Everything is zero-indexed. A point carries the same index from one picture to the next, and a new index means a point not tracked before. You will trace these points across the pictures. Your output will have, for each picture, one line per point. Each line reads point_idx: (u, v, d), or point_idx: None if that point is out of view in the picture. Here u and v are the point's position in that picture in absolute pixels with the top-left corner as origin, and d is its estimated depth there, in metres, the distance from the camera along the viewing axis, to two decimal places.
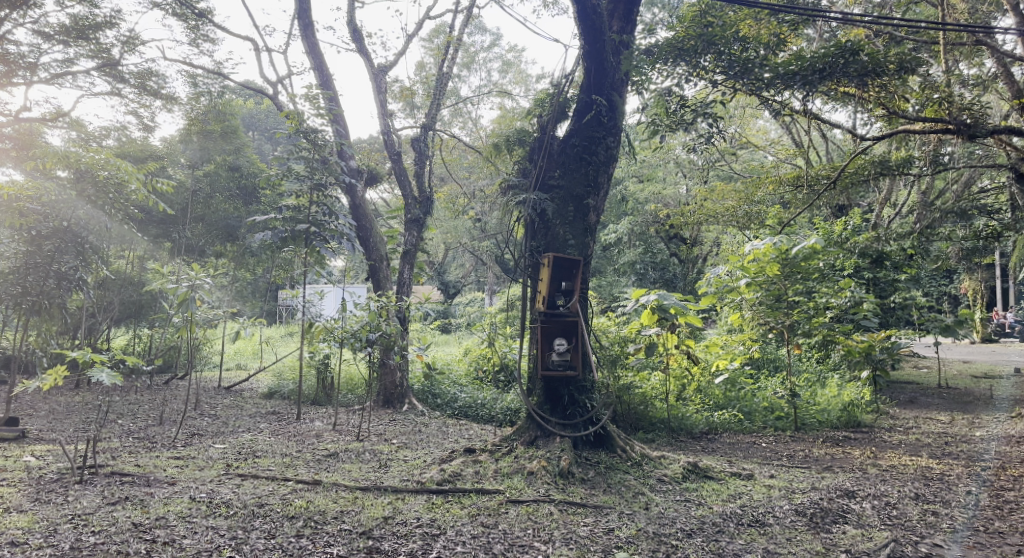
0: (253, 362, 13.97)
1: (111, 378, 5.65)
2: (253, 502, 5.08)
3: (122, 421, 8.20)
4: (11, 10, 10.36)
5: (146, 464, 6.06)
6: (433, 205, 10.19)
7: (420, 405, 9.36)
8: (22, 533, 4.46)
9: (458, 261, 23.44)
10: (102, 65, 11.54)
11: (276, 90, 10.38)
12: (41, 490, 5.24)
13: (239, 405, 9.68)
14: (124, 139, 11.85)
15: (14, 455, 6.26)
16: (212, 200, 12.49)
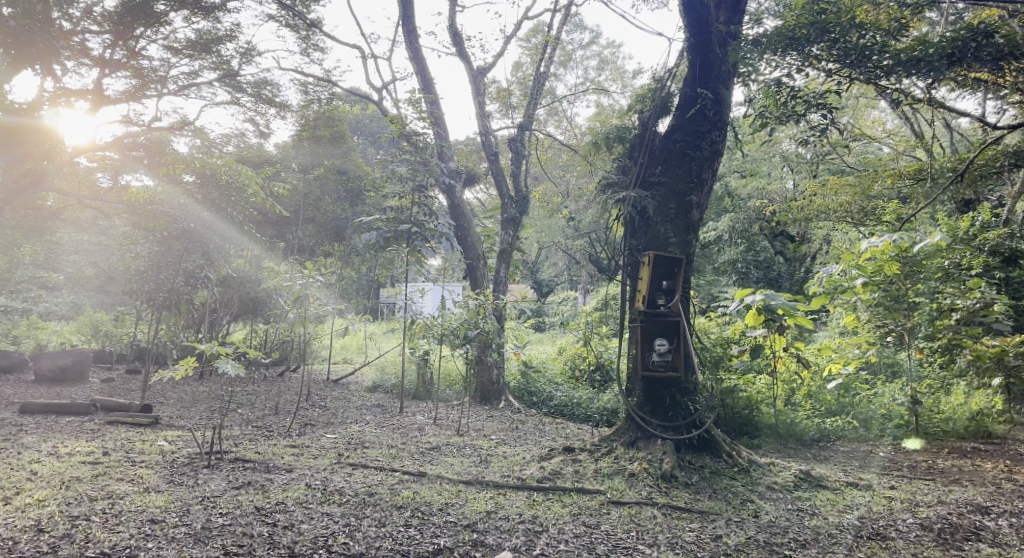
0: (357, 357, 14.49)
1: (235, 369, 6.06)
2: (363, 491, 5.29)
3: (241, 410, 8.71)
4: (146, 27, 11.26)
5: (266, 451, 6.43)
6: (530, 205, 10.23)
7: (517, 403, 9.41)
8: (160, 511, 4.83)
9: (553, 261, 23.53)
10: (224, 75, 12.35)
11: (381, 95, 10.74)
12: (175, 472, 5.65)
13: (346, 398, 10.08)
14: (243, 145, 12.63)
15: (150, 439, 6.80)
16: (322, 202, 13.24)
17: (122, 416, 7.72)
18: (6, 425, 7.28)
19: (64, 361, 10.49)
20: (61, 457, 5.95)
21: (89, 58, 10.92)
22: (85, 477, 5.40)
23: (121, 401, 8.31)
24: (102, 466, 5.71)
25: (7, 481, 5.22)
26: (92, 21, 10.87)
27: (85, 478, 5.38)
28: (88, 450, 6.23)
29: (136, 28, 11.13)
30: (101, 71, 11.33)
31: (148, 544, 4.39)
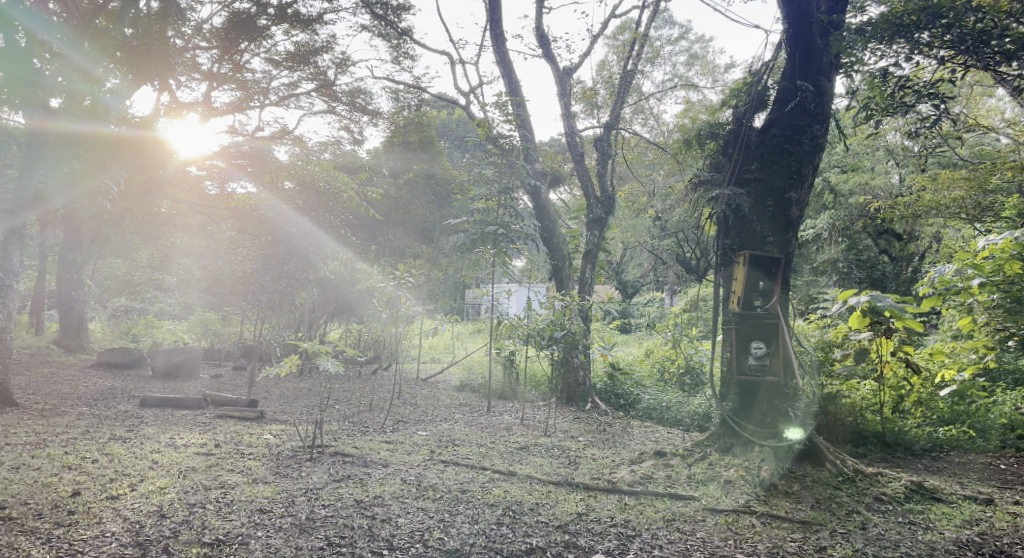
0: (445, 356, 14.75)
1: (335, 366, 6.29)
2: (456, 488, 5.39)
3: (337, 407, 9.03)
4: (250, 42, 11.89)
5: (363, 446, 6.67)
6: (616, 205, 10.10)
7: (604, 405, 9.31)
8: (268, 501, 5.09)
9: (638, 261, 23.22)
10: (321, 85, 12.87)
11: (468, 100, 10.90)
12: (280, 464, 5.93)
13: (434, 396, 10.28)
14: (339, 151, 13.12)
15: (256, 432, 7.18)
16: (410, 206, 14.12)
17: (230, 410, 8.17)
18: (128, 417, 7.84)
19: (178, 358, 11.22)
20: (179, 447, 6.36)
21: (199, 73, 11.63)
22: (200, 467, 5.75)
23: (229, 397, 8.79)
24: (214, 457, 6.07)
25: (132, 468, 5.62)
26: (202, 38, 11.59)
27: (200, 468, 5.72)
28: (202, 442, 6.64)
29: (241, 43, 11.78)
30: (210, 84, 12.03)
31: (257, 533, 4.62)
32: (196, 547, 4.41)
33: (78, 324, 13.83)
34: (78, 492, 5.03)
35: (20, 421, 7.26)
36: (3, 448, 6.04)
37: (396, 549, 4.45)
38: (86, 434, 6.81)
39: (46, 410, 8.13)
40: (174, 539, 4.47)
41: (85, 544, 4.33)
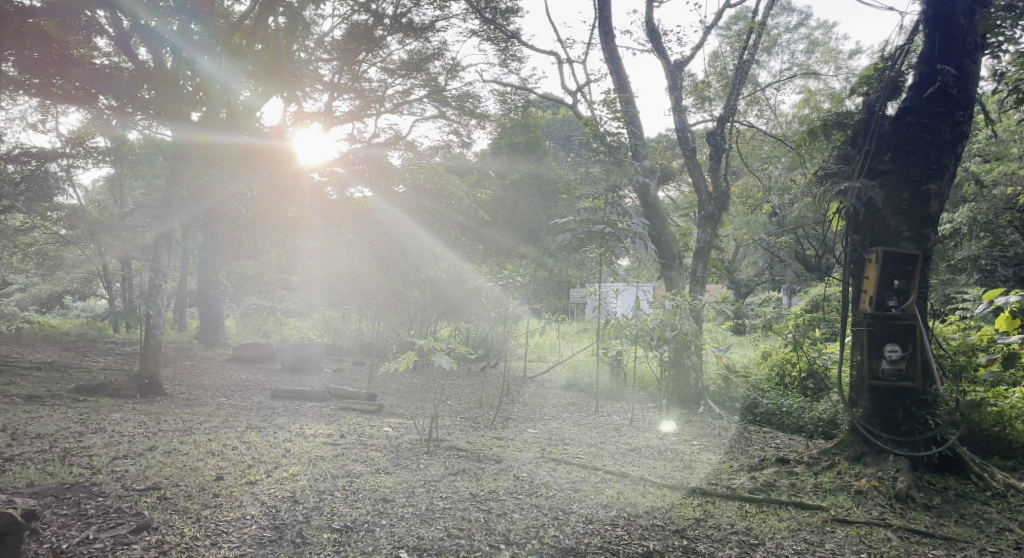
0: (551, 355, 14.79)
1: (449, 363, 6.47)
2: (568, 487, 5.40)
3: (449, 402, 9.25)
4: (367, 52, 12.42)
5: (476, 441, 6.80)
6: (730, 201, 9.73)
7: (718, 408, 8.98)
8: (390, 491, 5.29)
9: (752, 258, 22.35)
10: (432, 91, 13.24)
11: (576, 99, 10.86)
12: (399, 456, 6.16)
13: (543, 395, 10.31)
14: (449, 154, 13.45)
15: (375, 424, 7.48)
16: (516, 207, 14.57)
17: (351, 404, 8.56)
18: (260, 407, 8.38)
19: (302, 353, 11.86)
20: (307, 437, 6.74)
21: (321, 83, 12.27)
22: (327, 456, 6.06)
23: (349, 391, 9.22)
24: (339, 447, 6.38)
25: (267, 456, 6.00)
26: (323, 50, 12.23)
27: (327, 457, 6.03)
28: (328, 432, 7.00)
29: (360, 54, 12.33)
30: (331, 94, 12.66)
31: (382, 521, 4.81)
32: (326, 532, 4.64)
33: (215, 321, 14.91)
34: (221, 476, 5.42)
35: (167, 409, 7.93)
36: (155, 433, 6.61)
37: (512, 544, 4.52)
38: (224, 422, 7.34)
39: (189, 399, 8.82)
40: (307, 524, 4.73)
41: (229, 525, 4.66)
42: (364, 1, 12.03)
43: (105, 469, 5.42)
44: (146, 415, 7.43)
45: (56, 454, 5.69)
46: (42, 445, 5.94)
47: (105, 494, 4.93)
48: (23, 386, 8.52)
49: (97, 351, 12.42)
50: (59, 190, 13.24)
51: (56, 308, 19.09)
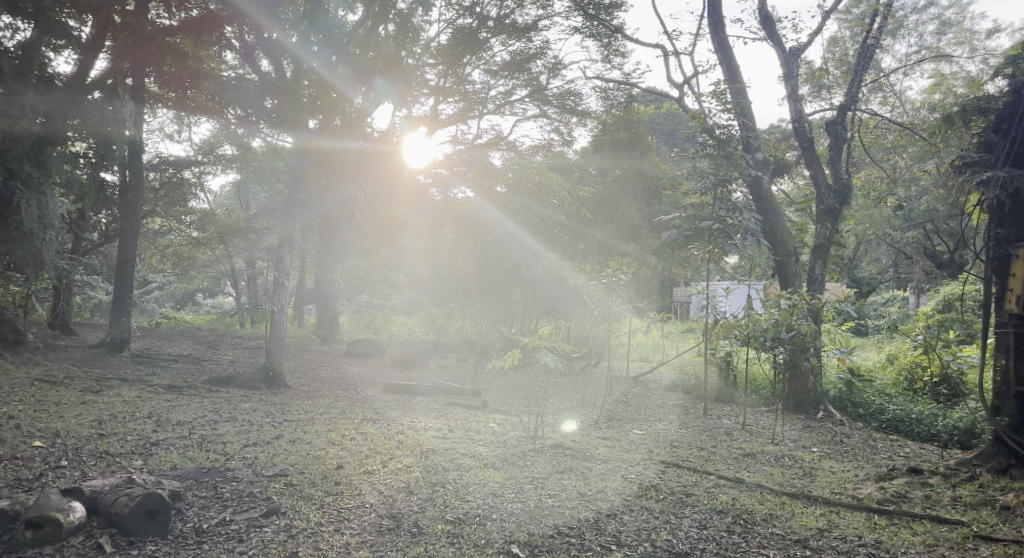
0: (655, 355, 14.51)
1: (555, 361, 6.52)
2: (680, 490, 5.28)
3: (553, 401, 9.25)
4: (471, 54, 12.64)
5: (581, 440, 6.78)
6: (852, 194, 9.19)
7: (839, 414, 8.48)
8: (499, 486, 5.36)
9: (873, 256, 21.04)
10: (535, 90, 13.30)
11: (682, 92, 10.60)
12: (507, 452, 6.22)
13: (647, 395, 10.14)
14: (551, 153, 13.49)
15: (482, 420, 7.61)
16: (620, 204, 14.09)
17: (458, 399, 8.74)
18: (374, 401, 8.71)
19: (409, 350, 12.22)
20: (419, 430, 6.94)
21: (427, 87, 12.61)
22: (438, 450, 6.22)
23: (455, 387, 9.43)
24: (449, 441, 6.53)
25: (381, 447, 6.24)
26: (430, 56, 12.58)
27: (438, 450, 6.19)
28: (438, 426, 7.18)
29: (464, 56, 12.58)
30: (436, 98, 12.97)
31: (493, 515, 4.88)
32: (440, 523, 4.75)
33: (330, 318, 15.60)
34: (340, 466, 5.68)
35: (290, 400, 8.39)
36: (280, 423, 7.00)
37: (624, 545, 4.46)
38: (341, 414, 7.69)
39: (309, 392, 9.30)
40: (421, 515, 4.86)
41: (350, 513, 4.87)
42: (469, 4, 12.25)
43: (237, 455, 5.80)
44: (271, 406, 7.89)
45: (194, 440, 6.14)
46: (182, 431, 6.43)
47: (238, 479, 5.26)
48: (164, 376, 9.26)
49: (226, 345, 13.31)
50: (192, 195, 14.28)
51: (189, 305, 20.62)
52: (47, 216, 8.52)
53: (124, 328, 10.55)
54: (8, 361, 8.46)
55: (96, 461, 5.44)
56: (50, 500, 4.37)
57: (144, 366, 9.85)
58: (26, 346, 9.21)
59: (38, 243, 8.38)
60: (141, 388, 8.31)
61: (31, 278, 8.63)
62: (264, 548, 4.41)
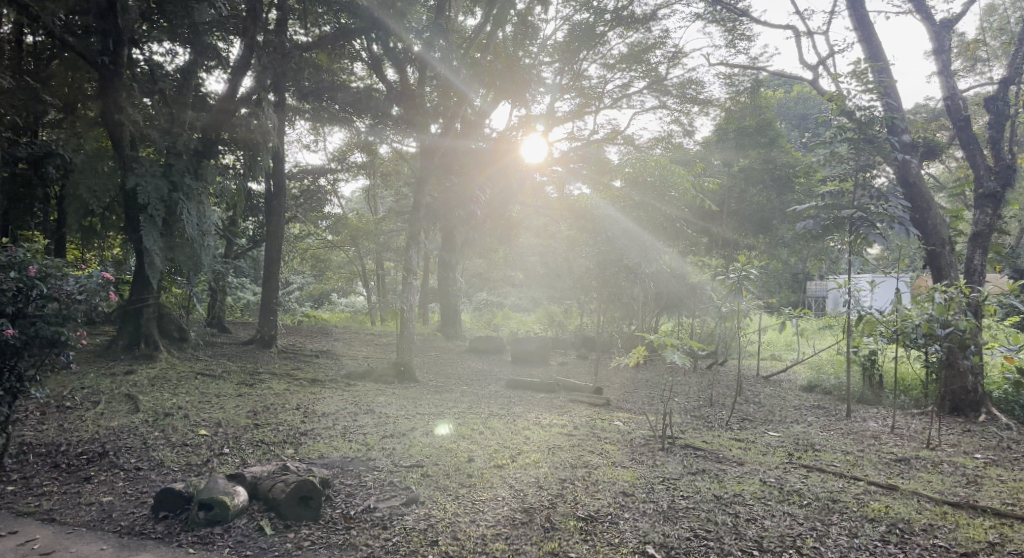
0: (787, 353, 13.80)
1: (682, 359, 6.33)
2: (825, 496, 5.01)
3: (679, 399, 9.02)
4: (588, 49, 12.59)
5: (713, 441, 6.58)
6: (1016, 176, 8.35)
7: (1004, 418, 7.75)
8: (629, 485, 5.30)
9: None
10: (653, 81, 13.05)
11: (816, 73, 10.03)
12: (636, 451, 6.14)
13: (781, 395, 9.68)
14: (671, 145, 13.24)
15: (607, 418, 7.54)
16: (747, 195, 13.48)
17: (581, 397, 8.72)
18: (500, 396, 8.86)
19: (531, 346, 12.32)
20: (544, 426, 6.99)
21: (545, 86, 12.68)
22: (565, 446, 6.24)
23: (579, 384, 9.44)
24: (575, 438, 6.53)
25: (510, 442, 6.33)
26: (547, 54, 12.65)
27: (565, 447, 6.20)
28: (563, 423, 7.19)
29: (581, 52, 12.56)
30: (555, 95, 13.03)
31: (625, 514, 4.84)
32: (573, 520, 4.77)
33: (453, 317, 16.01)
34: (472, 459, 5.82)
35: (421, 394, 8.69)
36: (414, 416, 7.27)
37: (768, 551, 4.31)
38: (469, 408, 7.88)
39: (438, 386, 9.61)
40: (554, 510, 4.90)
41: (484, 505, 4.98)
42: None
43: (377, 446, 6.08)
44: (403, 399, 8.21)
45: (338, 431, 6.50)
46: (326, 422, 6.82)
47: (379, 468, 5.52)
48: (306, 371, 9.88)
49: (358, 341, 13.97)
50: (327, 201, 15.13)
51: (325, 304, 21.90)
52: (205, 224, 9.33)
53: (271, 326, 11.33)
54: (175, 356, 9.33)
55: (253, 448, 5.89)
56: (218, 484, 4.77)
57: (288, 361, 10.55)
58: (189, 342, 10.11)
59: (197, 248, 9.19)
60: (287, 382, 8.91)
61: (191, 281, 9.46)
62: (406, 536, 4.59)
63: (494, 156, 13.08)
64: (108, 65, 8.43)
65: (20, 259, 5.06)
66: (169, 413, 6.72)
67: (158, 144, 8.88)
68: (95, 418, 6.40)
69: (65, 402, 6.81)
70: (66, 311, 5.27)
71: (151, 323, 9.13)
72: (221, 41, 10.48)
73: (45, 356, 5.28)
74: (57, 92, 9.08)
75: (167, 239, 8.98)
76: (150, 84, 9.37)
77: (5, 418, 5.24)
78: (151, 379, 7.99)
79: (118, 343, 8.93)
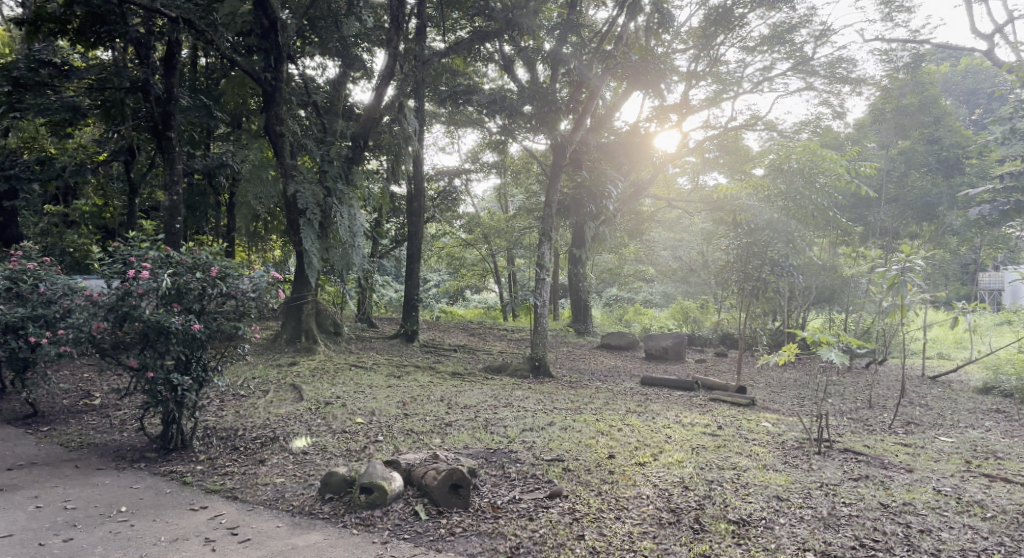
0: (957, 352, 12.59)
1: (839, 358, 5.93)
2: (1014, 509, 4.62)
3: (832, 400, 8.50)
4: (726, 34, 12.14)
5: (876, 446, 6.14)
6: None
7: None
8: (783, 490, 5.06)
9: None
10: (798, 63, 12.37)
11: (991, 42, 9.10)
12: (788, 454, 5.86)
13: (951, 397, 8.87)
14: (819, 129, 12.52)
15: (754, 419, 7.23)
16: (908, 179, 12.44)
17: (723, 395, 8.43)
18: (637, 394, 8.73)
19: (668, 342, 12.06)
20: (686, 425, 6.83)
21: (679, 75, 12.36)
22: (710, 446, 6.05)
23: (720, 382, 9.14)
24: (721, 439, 6.32)
25: (651, 440, 6.23)
26: (680, 41, 12.33)
27: (710, 447, 6.02)
28: (706, 423, 6.98)
29: (718, 37, 12.12)
30: (689, 84, 12.66)
31: (780, 519, 4.63)
32: (724, 522, 4.63)
33: (585, 312, 15.98)
34: (613, 456, 5.78)
35: (557, 389, 8.75)
36: (552, 411, 7.34)
37: None
38: (607, 405, 7.84)
39: (573, 382, 9.62)
40: (703, 511, 4.77)
41: (628, 502, 4.93)
42: None
43: (518, 439, 6.19)
44: (541, 394, 8.30)
45: (480, 423, 6.68)
46: (469, 413, 7.03)
47: (522, 461, 5.61)
48: (447, 365, 10.23)
49: (494, 337, 14.25)
50: (462, 201, 15.58)
51: (460, 301, 22.51)
52: (355, 226, 9.90)
53: (414, 322, 11.84)
54: (330, 350, 9.98)
55: (404, 437, 6.18)
56: (376, 470, 5.04)
57: (430, 355, 10.98)
58: (342, 336, 10.81)
59: (348, 248, 9.76)
60: (431, 374, 9.27)
61: (344, 279, 10.05)
62: (553, 529, 4.64)
63: (625, 148, 12.95)
64: (270, 80, 9.12)
65: (204, 260, 5.61)
66: (329, 402, 7.20)
67: (313, 152, 9.53)
68: (265, 406, 6.98)
69: (239, 391, 7.47)
70: (241, 307, 5.75)
71: (309, 318, 9.83)
72: (366, 52, 11.05)
73: (225, 348, 5.82)
74: (226, 108, 9.95)
75: (323, 241, 9.62)
76: (305, 96, 9.93)
77: (193, 405, 5.81)
78: (311, 370, 8.62)
79: (282, 336, 9.68)
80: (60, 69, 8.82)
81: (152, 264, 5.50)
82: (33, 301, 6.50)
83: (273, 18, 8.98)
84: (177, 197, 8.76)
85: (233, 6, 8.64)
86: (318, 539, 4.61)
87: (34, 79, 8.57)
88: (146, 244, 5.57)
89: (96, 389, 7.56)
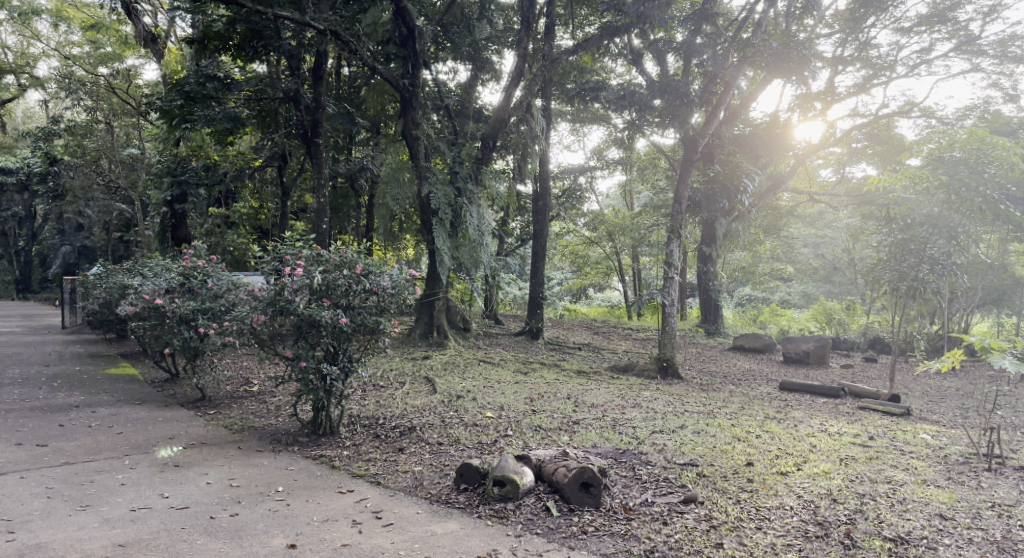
0: None
1: (1014, 365, 5.30)
2: None
3: (1003, 412, 7.72)
4: (879, 15, 11.29)
5: None
6: None
7: None
8: (947, 507, 4.66)
9: None
10: (962, 43, 11.32)
11: None
12: (951, 469, 5.38)
13: None
14: (987, 113, 11.40)
15: (910, 430, 6.70)
16: None
17: (872, 403, 7.87)
18: (775, 399, 8.33)
19: (807, 345, 11.42)
20: (832, 434, 6.43)
21: (824, 60, 11.65)
22: (860, 458, 5.66)
23: (868, 389, 8.55)
24: (873, 450, 5.90)
25: (794, 448, 5.92)
26: (824, 26, 11.61)
27: (861, 459, 5.63)
28: (854, 432, 6.53)
29: (868, 19, 11.32)
30: (835, 69, 11.90)
31: (945, 540, 4.30)
32: (879, 539, 4.34)
33: (715, 311, 15.46)
34: (751, 463, 5.54)
35: (688, 392, 8.51)
36: (682, 414, 7.13)
37: None
38: (743, 410, 7.52)
39: (704, 384, 9.31)
40: (854, 526, 4.49)
41: (770, 513, 4.71)
42: None
43: (648, 440, 6.08)
44: (671, 395, 8.10)
45: (608, 422, 6.62)
46: (597, 412, 6.99)
47: (653, 463, 5.48)
48: (574, 362, 10.26)
49: (620, 336, 14.08)
50: (586, 199, 15.52)
51: (584, 300, 22.39)
52: (483, 225, 10.12)
53: (539, 320, 11.94)
54: (460, 345, 10.28)
55: (534, 433, 6.24)
56: (508, 463, 5.12)
57: (556, 353, 11.03)
58: (471, 332, 11.11)
59: (477, 246, 10.00)
60: (560, 372, 9.32)
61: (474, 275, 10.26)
62: (690, 535, 4.52)
63: (762, 139, 12.38)
64: (408, 86, 9.45)
65: (351, 258, 5.91)
66: (461, 395, 7.40)
67: (446, 154, 9.87)
68: (403, 397, 7.29)
69: (379, 382, 7.83)
70: (382, 303, 6.01)
71: (441, 314, 10.17)
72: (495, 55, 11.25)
73: (368, 340, 6.10)
74: (367, 114, 10.47)
75: (454, 239, 9.90)
76: (438, 100, 10.47)
77: (340, 393, 6.15)
78: (443, 364, 8.91)
79: (416, 331, 10.07)
80: (224, 82, 9.57)
81: (305, 262, 5.88)
82: (203, 295, 7.08)
83: (410, 26, 9.27)
84: (324, 200, 9.31)
85: (375, 15, 9.25)
86: (456, 528, 4.75)
87: (201, 92, 9.32)
88: (300, 243, 5.95)
89: (254, 377, 8.24)
